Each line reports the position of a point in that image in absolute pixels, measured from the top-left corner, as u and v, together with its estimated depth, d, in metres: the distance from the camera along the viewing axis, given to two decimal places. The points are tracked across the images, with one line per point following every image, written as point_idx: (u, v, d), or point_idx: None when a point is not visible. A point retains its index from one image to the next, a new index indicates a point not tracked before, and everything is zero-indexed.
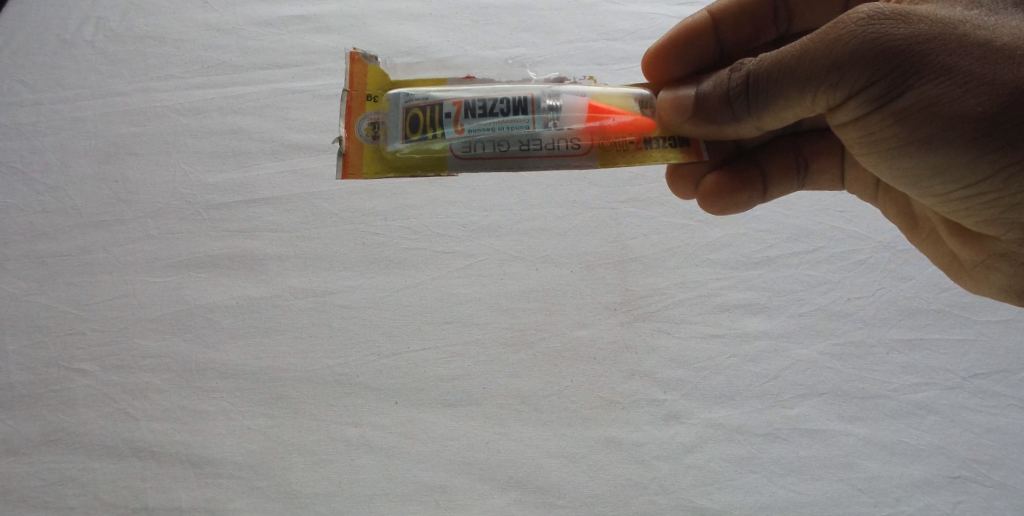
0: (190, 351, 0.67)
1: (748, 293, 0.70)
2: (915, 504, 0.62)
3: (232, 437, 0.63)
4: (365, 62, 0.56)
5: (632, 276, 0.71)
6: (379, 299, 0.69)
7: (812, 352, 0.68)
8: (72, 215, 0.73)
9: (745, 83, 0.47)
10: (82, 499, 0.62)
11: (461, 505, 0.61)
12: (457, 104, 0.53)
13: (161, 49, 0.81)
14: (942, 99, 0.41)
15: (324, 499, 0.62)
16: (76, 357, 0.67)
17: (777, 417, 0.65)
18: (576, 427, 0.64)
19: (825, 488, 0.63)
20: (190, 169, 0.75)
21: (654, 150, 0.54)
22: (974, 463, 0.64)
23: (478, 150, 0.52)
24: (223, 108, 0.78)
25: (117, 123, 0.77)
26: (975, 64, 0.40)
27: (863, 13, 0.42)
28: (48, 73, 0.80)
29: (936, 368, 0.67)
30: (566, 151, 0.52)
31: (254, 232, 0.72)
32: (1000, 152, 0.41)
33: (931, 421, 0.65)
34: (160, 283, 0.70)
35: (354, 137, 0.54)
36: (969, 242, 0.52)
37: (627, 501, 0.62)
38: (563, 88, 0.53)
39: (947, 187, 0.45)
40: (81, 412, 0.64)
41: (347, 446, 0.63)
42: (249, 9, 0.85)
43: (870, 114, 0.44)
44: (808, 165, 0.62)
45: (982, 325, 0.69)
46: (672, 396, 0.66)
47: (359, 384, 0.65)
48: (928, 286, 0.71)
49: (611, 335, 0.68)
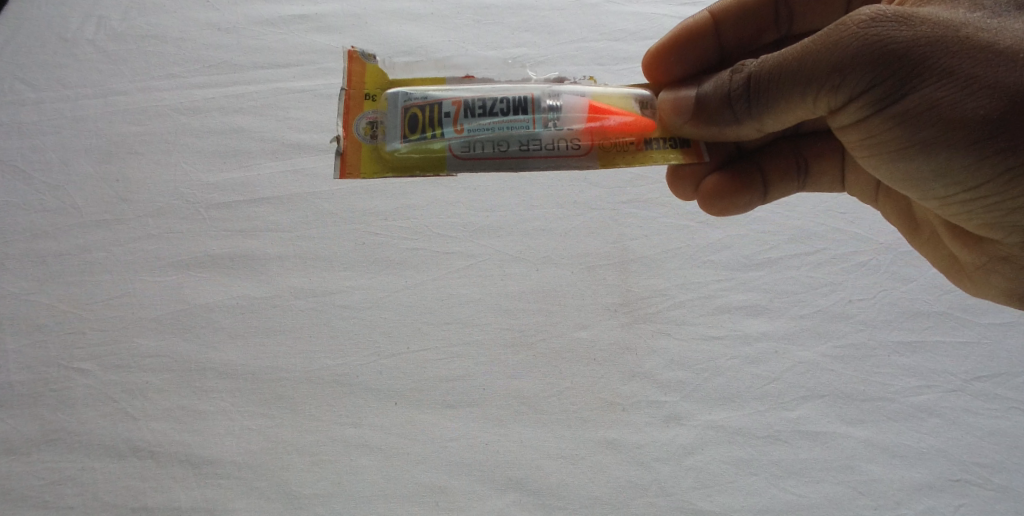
0: (190, 350, 0.67)
1: (749, 294, 0.70)
2: (916, 508, 0.62)
3: (232, 437, 0.63)
4: (363, 61, 0.56)
5: (633, 277, 0.71)
6: (380, 299, 0.69)
7: (813, 353, 0.67)
8: (72, 215, 0.73)
9: (746, 85, 0.47)
10: (81, 498, 0.62)
11: (461, 507, 0.61)
12: (457, 103, 0.52)
13: (161, 49, 0.81)
14: (943, 102, 0.41)
15: (323, 500, 0.61)
16: (76, 356, 0.67)
17: (778, 419, 0.65)
18: (576, 428, 0.64)
19: (825, 490, 0.62)
20: (190, 169, 0.75)
21: (655, 151, 0.53)
22: (974, 466, 0.64)
23: (478, 150, 0.51)
24: (224, 107, 0.78)
25: (118, 123, 0.77)
26: (977, 67, 0.40)
27: (865, 15, 0.42)
28: (48, 72, 0.80)
29: (936, 370, 0.67)
30: (566, 151, 0.52)
31: (255, 232, 0.72)
32: (1002, 156, 0.41)
33: (931, 423, 0.65)
34: (160, 283, 0.70)
35: (352, 136, 0.53)
36: (969, 245, 0.52)
37: (627, 502, 0.62)
38: (563, 88, 0.53)
39: (948, 190, 0.45)
40: (81, 412, 0.64)
41: (347, 446, 0.63)
42: (250, 9, 0.84)
43: (871, 116, 0.44)
44: (808, 167, 0.62)
45: (983, 328, 0.69)
46: (672, 397, 0.65)
47: (358, 384, 0.65)
48: (929, 289, 0.71)
49: (611, 336, 0.68)
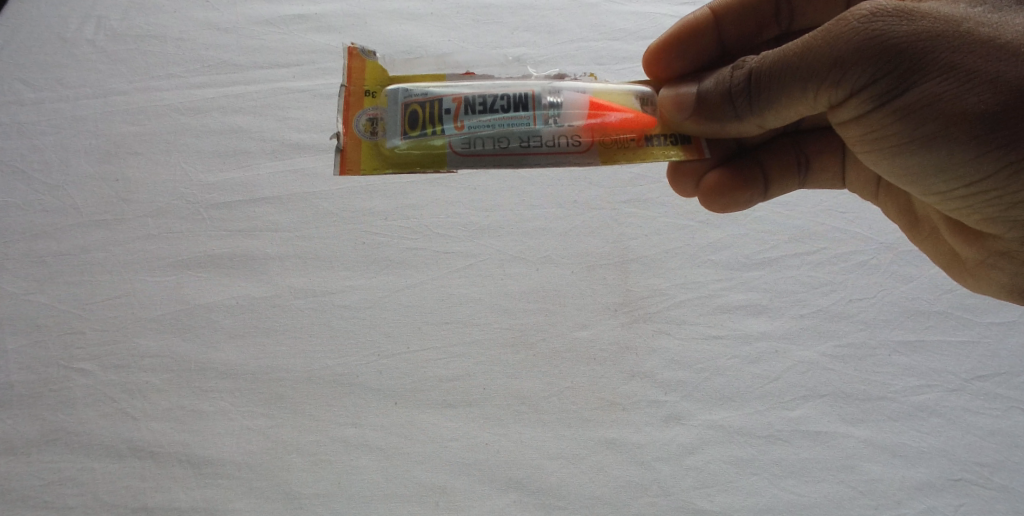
0: (190, 351, 0.67)
1: (749, 294, 0.70)
2: (916, 507, 0.62)
3: (232, 437, 0.63)
4: (362, 57, 0.56)
5: (633, 277, 0.71)
6: (379, 299, 0.69)
7: (813, 353, 0.67)
8: (71, 215, 0.73)
9: (747, 81, 0.47)
10: (82, 498, 0.61)
11: (462, 507, 0.61)
12: (457, 100, 0.52)
13: (161, 49, 0.81)
14: (945, 97, 0.41)
15: (323, 500, 0.61)
16: (76, 356, 0.67)
17: (778, 419, 0.65)
18: (576, 428, 0.64)
19: (825, 490, 0.62)
20: (190, 169, 0.75)
21: (655, 148, 0.53)
22: (975, 466, 0.63)
23: (478, 147, 0.51)
24: (224, 107, 0.78)
25: (118, 123, 0.77)
26: (979, 62, 0.40)
27: (866, 10, 0.42)
28: (48, 72, 0.80)
29: (937, 370, 0.67)
30: (567, 148, 0.52)
31: (254, 232, 0.72)
32: (1003, 150, 0.41)
33: (932, 423, 0.65)
34: (160, 283, 0.70)
35: (352, 133, 0.53)
36: (970, 241, 0.52)
37: (627, 502, 0.62)
38: (563, 85, 0.53)
39: (949, 185, 0.45)
40: (81, 412, 0.64)
41: (347, 446, 0.63)
42: (250, 9, 0.84)
43: (872, 111, 0.44)
44: (809, 164, 0.62)
45: (983, 327, 0.69)
46: (673, 397, 0.65)
47: (358, 384, 0.65)
48: (930, 288, 0.71)
49: (611, 336, 0.67)
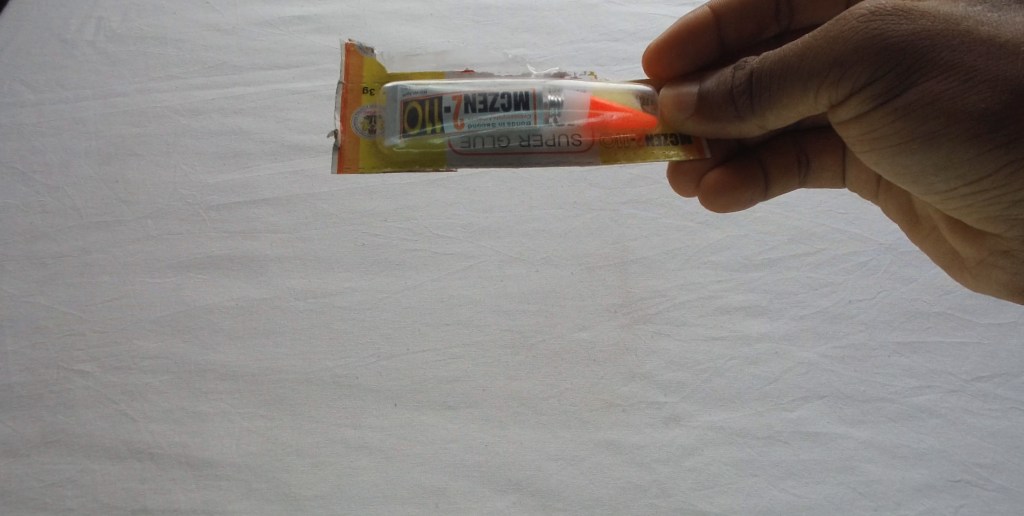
0: (189, 352, 0.67)
1: (749, 295, 0.70)
2: (916, 508, 0.62)
3: (232, 438, 0.63)
4: (360, 54, 0.55)
5: (633, 278, 0.71)
6: (379, 300, 0.69)
7: (813, 354, 0.67)
8: (71, 216, 0.73)
9: (747, 81, 0.47)
10: (81, 499, 0.61)
11: (461, 508, 0.61)
12: (457, 98, 0.52)
13: (161, 49, 0.81)
14: (945, 96, 0.41)
15: (323, 501, 0.61)
16: (76, 357, 0.67)
17: (778, 420, 0.65)
18: (576, 429, 0.64)
19: (825, 491, 0.62)
20: (190, 170, 0.75)
21: (656, 147, 0.53)
22: (975, 467, 0.63)
23: (477, 145, 0.51)
24: (224, 108, 0.78)
25: (117, 124, 0.77)
26: (979, 61, 0.40)
27: (866, 9, 0.42)
28: (49, 73, 0.80)
29: (936, 371, 0.67)
30: (566, 147, 0.52)
31: (254, 233, 0.72)
32: (1004, 149, 0.41)
33: (932, 423, 0.65)
34: (160, 284, 0.70)
35: (350, 130, 0.53)
36: (971, 240, 0.52)
37: (627, 504, 0.62)
38: (563, 83, 0.52)
39: (950, 184, 0.45)
40: (81, 413, 0.64)
41: (347, 448, 0.63)
42: (250, 9, 0.84)
43: (873, 110, 0.44)
44: (809, 163, 0.62)
45: (983, 328, 0.69)
46: (672, 398, 0.65)
47: (358, 385, 0.65)
48: (930, 289, 0.71)
49: (611, 337, 0.67)
